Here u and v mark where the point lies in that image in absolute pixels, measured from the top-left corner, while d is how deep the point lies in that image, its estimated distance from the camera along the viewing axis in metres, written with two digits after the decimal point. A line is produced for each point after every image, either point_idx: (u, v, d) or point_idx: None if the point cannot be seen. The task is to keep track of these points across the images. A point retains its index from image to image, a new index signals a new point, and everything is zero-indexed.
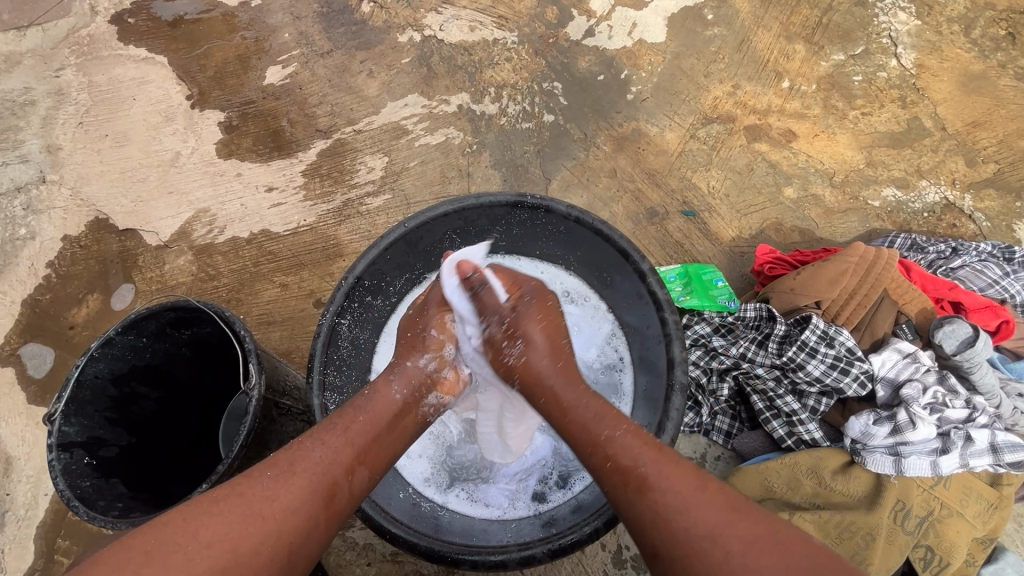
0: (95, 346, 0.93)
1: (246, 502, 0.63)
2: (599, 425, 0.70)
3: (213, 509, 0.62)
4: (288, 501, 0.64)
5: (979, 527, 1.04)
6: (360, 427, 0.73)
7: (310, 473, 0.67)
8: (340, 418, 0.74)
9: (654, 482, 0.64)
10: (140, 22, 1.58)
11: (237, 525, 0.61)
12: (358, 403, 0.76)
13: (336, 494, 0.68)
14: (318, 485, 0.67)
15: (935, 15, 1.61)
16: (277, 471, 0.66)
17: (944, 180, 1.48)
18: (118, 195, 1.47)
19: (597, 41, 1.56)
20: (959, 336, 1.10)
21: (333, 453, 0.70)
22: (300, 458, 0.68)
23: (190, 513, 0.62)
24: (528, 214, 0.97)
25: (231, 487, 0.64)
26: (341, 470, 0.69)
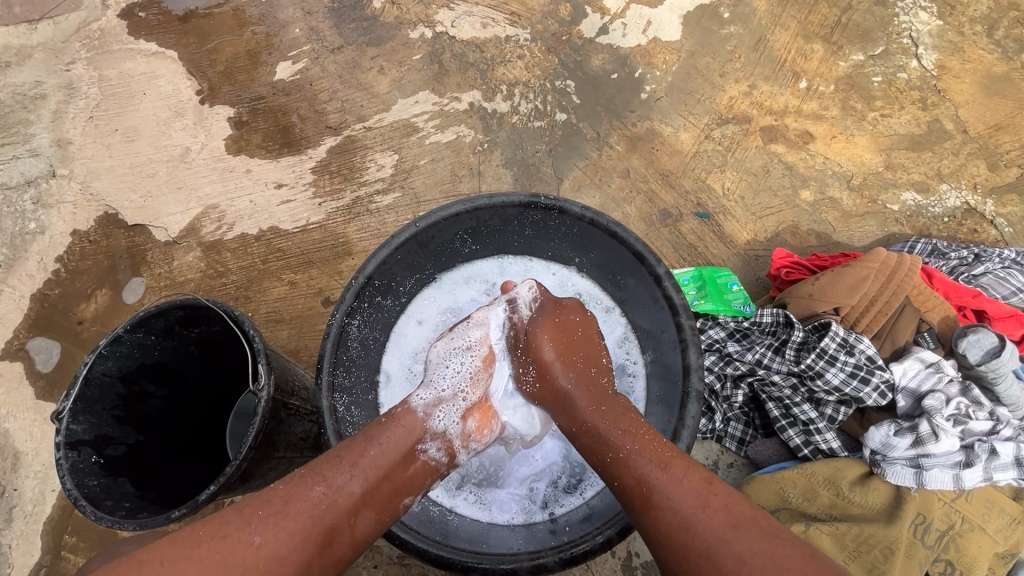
0: (104, 345, 0.92)
1: (229, 547, 0.62)
2: (614, 430, 0.75)
3: (191, 552, 0.61)
4: (275, 548, 0.63)
5: (1002, 542, 1.02)
6: (371, 463, 0.73)
7: (305, 516, 0.66)
8: (349, 450, 0.73)
9: (667, 489, 0.67)
10: (151, 17, 1.57)
11: (216, 571, 0.60)
12: (376, 434, 0.76)
13: (334, 540, 0.67)
14: (312, 530, 0.66)
15: (957, 15, 1.57)
16: (269, 512, 0.66)
17: (965, 184, 1.46)
18: (127, 190, 1.46)
19: (611, 39, 1.54)
20: (984, 346, 1.08)
21: (335, 494, 0.69)
22: (298, 496, 0.68)
23: (170, 554, 0.61)
24: (541, 214, 0.95)
25: (218, 526, 0.64)
26: (342, 514, 0.68)
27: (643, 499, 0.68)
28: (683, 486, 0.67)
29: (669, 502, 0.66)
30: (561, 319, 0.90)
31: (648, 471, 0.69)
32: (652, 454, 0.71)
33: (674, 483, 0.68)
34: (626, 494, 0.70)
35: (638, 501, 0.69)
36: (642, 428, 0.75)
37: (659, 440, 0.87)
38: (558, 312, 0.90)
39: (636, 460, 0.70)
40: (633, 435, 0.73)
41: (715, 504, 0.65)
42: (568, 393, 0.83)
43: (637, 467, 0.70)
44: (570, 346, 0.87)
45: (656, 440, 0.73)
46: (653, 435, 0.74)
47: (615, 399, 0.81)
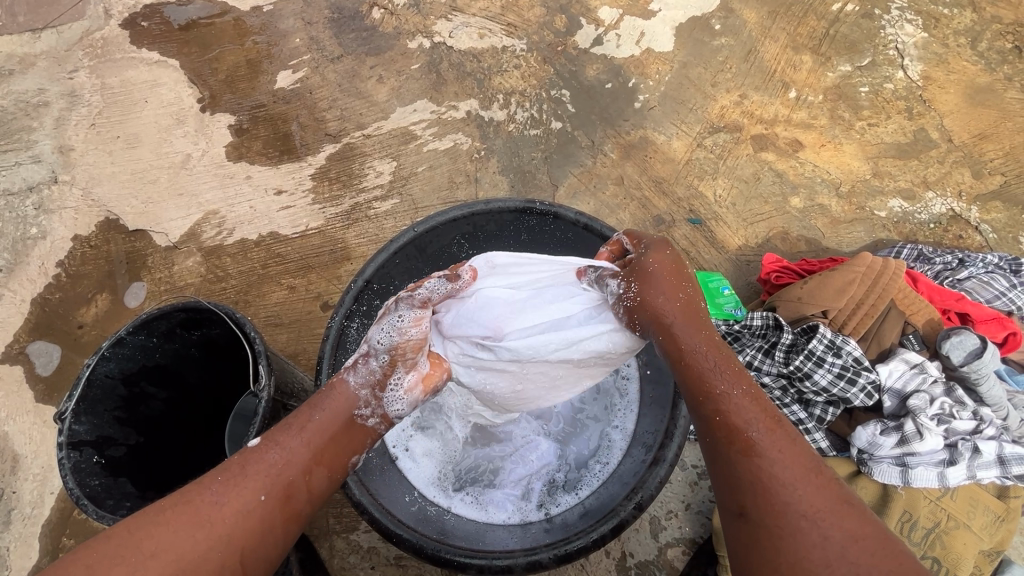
0: (107, 346, 0.94)
1: (194, 509, 0.61)
2: (715, 366, 0.68)
3: (158, 517, 0.60)
4: (239, 504, 0.62)
5: (986, 539, 1.04)
6: (318, 425, 0.70)
7: (262, 475, 0.65)
8: (295, 417, 0.71)
9: (769, 447, 0.61)
10: (153, 26, 1.60)
11: (184, 531, 0.59)
12: (315, 400, 0.72)
13: (292, 496, 0.65)
14: (271, 486, 0.64)
15: (941, 28, 1.62)
16: (227, 476, 0.64)
17: (950, 192, 1.49)
18: (129, 196, 1.48)
19: (605, 49, 1.58)
20: (966, 347, 1.10)
21: (288, 454, 0.67)
22: (254, 459, 0.66)
23: (136, 523, 0.60)
24: (536, 220, 0.98)
25: (180, 494, 0.62)
26: (298, 471, 0.66)
27: (738, 450, 0.61)
28: (783, 451, 0.61)
29: (768, 466, 0.59)
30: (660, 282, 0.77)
31: (752, 429, 0.62)
32: (757, 413, 0.64)
33: (774, 452, 0.60)
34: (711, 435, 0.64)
35: (733, 442, 0.62)
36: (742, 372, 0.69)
37: (651, 440, 0.89)
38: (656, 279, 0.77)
39: (739, 416, 0.63)
40: (738, 382, 0.67)
41: (812, 484, 0.58)
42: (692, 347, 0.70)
43: (736, 420, 0.63)
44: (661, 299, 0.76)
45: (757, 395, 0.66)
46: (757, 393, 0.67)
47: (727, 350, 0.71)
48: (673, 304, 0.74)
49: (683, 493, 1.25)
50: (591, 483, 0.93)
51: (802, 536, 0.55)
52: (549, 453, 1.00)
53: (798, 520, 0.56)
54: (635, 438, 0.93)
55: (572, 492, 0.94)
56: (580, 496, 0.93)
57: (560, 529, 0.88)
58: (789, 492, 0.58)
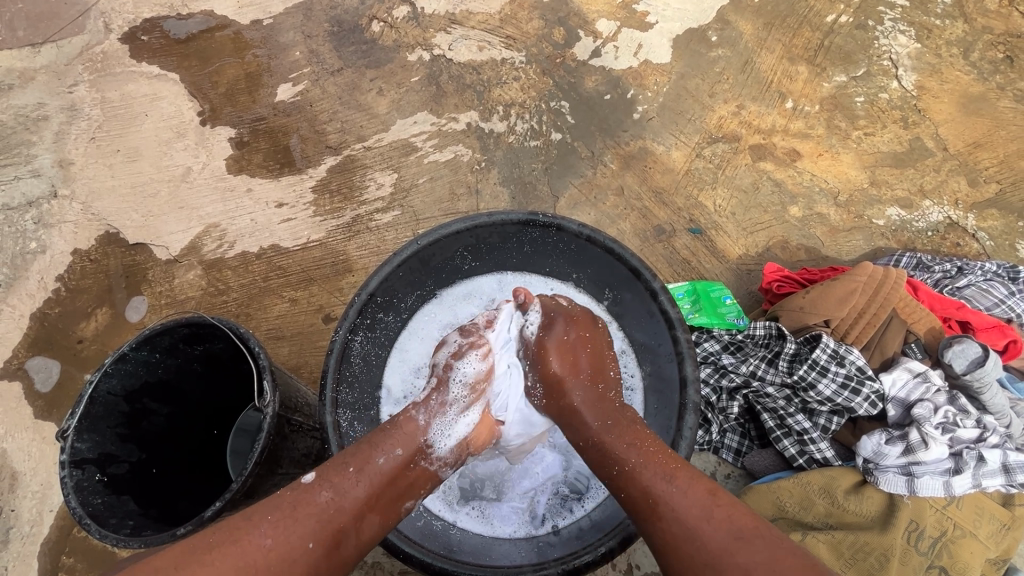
0: (109, 363, 0.94)
1: (242, 549, 0.64)
2: (621, 443, 0.77)
3: (207, 557, 0.63)
4: (288, 548, 0.66)
5: (992, 547, 1.04)
6: (377, 468, 0.75)
7: (312, 520, 0.69)
8: (354, 456, 0.75)
9: (674, 502, 0.70)
10: (154, 40, 1.61)
11: (232, 574, 0.63)
12: (378, 440, 0.78)
13: (341, 541, 0.70)
14: (320, 532, 0.69)
15: (934, 38, 1.64)
16: (279, 516, 0.68)
17: (946, 200, 1.51)
18: (129, 210, 1.48)
19: (603, 61, 1.59)
20: (968, 355, 1.11)
21: (340, 499, 0.71)
22: (305, 501, 0.70)
23: (184, 559, 0.63)
24: (539, 231, 0.98)
25: (229, 532, 0.66)
26: (348, 517, 0.71)
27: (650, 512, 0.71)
28: (686, 499, 0.70)
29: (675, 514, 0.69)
30: (571, 336, 0.90)
31: (652, 483, 0.72)
32: (658, 467, 0.73)
33: (679, 495, 0.70)
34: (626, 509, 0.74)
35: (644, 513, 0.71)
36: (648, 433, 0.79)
37: None
38: (568, 331, 0.90)
39: (640, 474, 0.73)
40: (632, 454, 0.76)
41: (718, 516, 0.68)
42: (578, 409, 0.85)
43: (643, 483, 0.72)
44: (578, 350, 0.89)
45: (659, 449, 0.76)
46: (659, 446, 0.76)
47: (623, 412, 0.82)
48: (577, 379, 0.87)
49: None
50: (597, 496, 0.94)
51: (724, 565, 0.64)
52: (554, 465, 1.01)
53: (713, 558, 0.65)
54: None
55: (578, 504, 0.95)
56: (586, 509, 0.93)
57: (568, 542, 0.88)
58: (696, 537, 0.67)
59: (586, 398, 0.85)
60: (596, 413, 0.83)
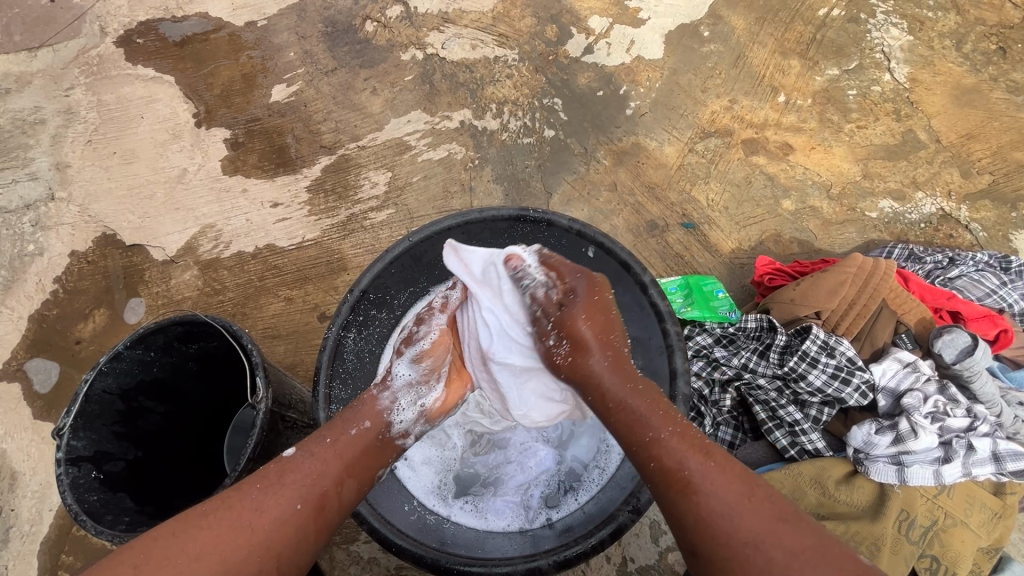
0: (104, 361, 0.94)
1: (235, 514, 0.65)
2: (647, 413, 0.73)
3: (200, 522, 0.64)
4: (276, 511, 0.67)
5: (984, 536, 1.05)
6: (351, 439, 0.77)
7: (298, 485, 0.70)
8: (329, 431, 0.77)
9: (705, 476, 0.67)
10: (149, 43, 1.62)
11: (226, 536, 0.63)
12: (346, 415, 0.80)
13: (325, 505, 0.70)
14: (306, 496, 0.69)
15: (927, 31, 1.64)
16: (265, 483, 0.69)
17: (940, 192, 1.51)
18: (126, 212, 1.49)
19: (596, 58, 1.60)
20: (958, 344, 1.11)
21: (322, 465, 0.72)
22: (290, 469, 0.71)
23: (179, 526, 0.64)
24: (530, 228, 0.99)
25: (219, 500, 0.66)
26: (331, 482, 0.72)
27: (678, 484, 0.67)
28: (719, 479, 0.66)
29: (707, 490, 0.66)
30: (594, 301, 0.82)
31: (685, 457, 0.68)
32: (691, 443, 0.70)
33: (709, 471, 0.67)
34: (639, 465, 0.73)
35: (677, 485, 0.67)
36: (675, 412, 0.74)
37: None
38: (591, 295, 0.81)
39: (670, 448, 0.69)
40: (668, 422, 0.72)
41: (757, 499, 0.65)
42: (599, 373, 0.78)
43: (673, 455, 0.69)
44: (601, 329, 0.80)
45: (683, 427, 0.72)
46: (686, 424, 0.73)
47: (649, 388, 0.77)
48: (597, 340, 0.80)
49: None
50: (590, 488, 0.94)
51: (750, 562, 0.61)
52: (548, 459, 1.00)
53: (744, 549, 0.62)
54: None
55: (572, 496, 0.95)
56: (580, 501, 0.93)
57: (561, 534, 0.88)
58: (728, 521, 0.64)
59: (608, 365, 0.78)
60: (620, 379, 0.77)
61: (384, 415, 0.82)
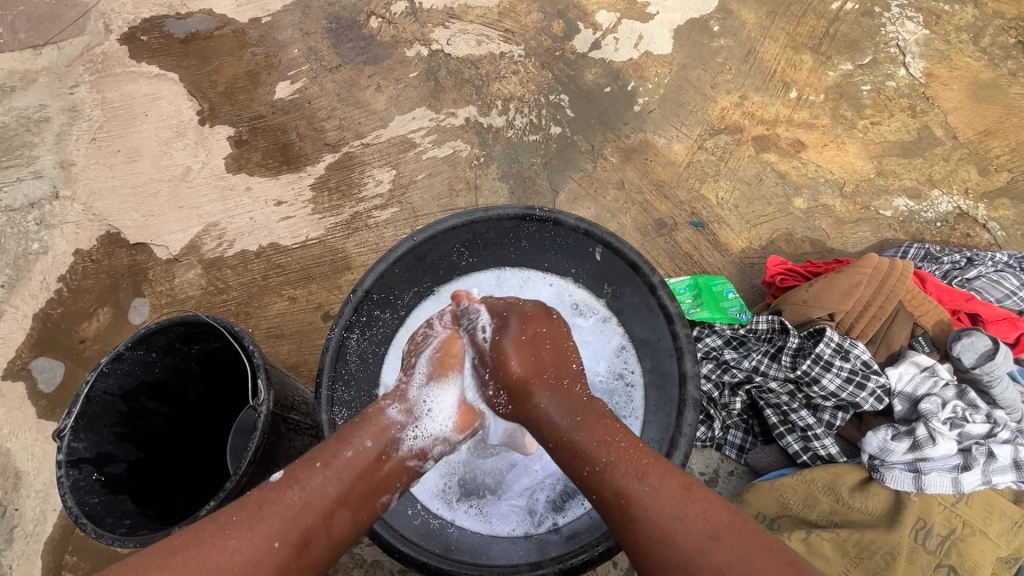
0: (105, 362, 0.93)
1: (206, 552, 0.62)
2: (592, 439, 0.72)
3: (167, 560, 0.61)
4: (252, 550, 0.63)
5: (1004, 546, 1.01)
6: (346, 463, 0.73)
7: (278, 518, 0.66)
8: (321, 453, 0.73)
9: (645, 500, 0.65)
10: (153, 40, 1.61)
11: None
12: (347, 433, 0.76)
13: (310, 541, 0.67)
14: (287, 532, 0.66)
15: (943, 24, 1.60)
16: (242, 517, 0.66)
17: (956, 189, 1.47)
18: (130, 210, 1.48)
19: (603, 53, 1.57)
20: (978, 349, 1.08)
21: (309, 495, 0.69)
22: (272, 500, 0.68)
23: (145, 564, 0.61)
24: (537, 226, 0.97)
25: (193, 535, 0.64)
26: (318, 515, 0.68)
27: (621, 513, 0.66)
28: (660, 496, 0.65)
29: (647, 513, 0.65)
30: (527, 336, 0.86)
31: (625, 482, 0.67)
32: (630, 463, 0.69)
33: (651, 492, 0.66)
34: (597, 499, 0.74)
35: (617, 513, 0.67)
36: (625, 435, 0.73)
37: (656, 449, 0.87)
38: (523, 328, 0.86)
39: (613, 472, 0.68)
40: (615, 444, 0.71)
41: (693, 513, 0.63)
42: (545, 412, 0.78)
43: (615, 480, 0.68)
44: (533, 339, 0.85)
45: (631, 443, 0.71)
46: (629, 441, 0.72)
47: (591, 407, 0.77)
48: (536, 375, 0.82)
49: None
50: None
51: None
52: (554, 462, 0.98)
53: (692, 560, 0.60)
54: None
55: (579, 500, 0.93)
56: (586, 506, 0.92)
57: (567, 541, 0.86)
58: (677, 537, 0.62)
59: (553, 397, 0.79)
60: (560, 407, 0.78)
61: (390, 430, 0.78)
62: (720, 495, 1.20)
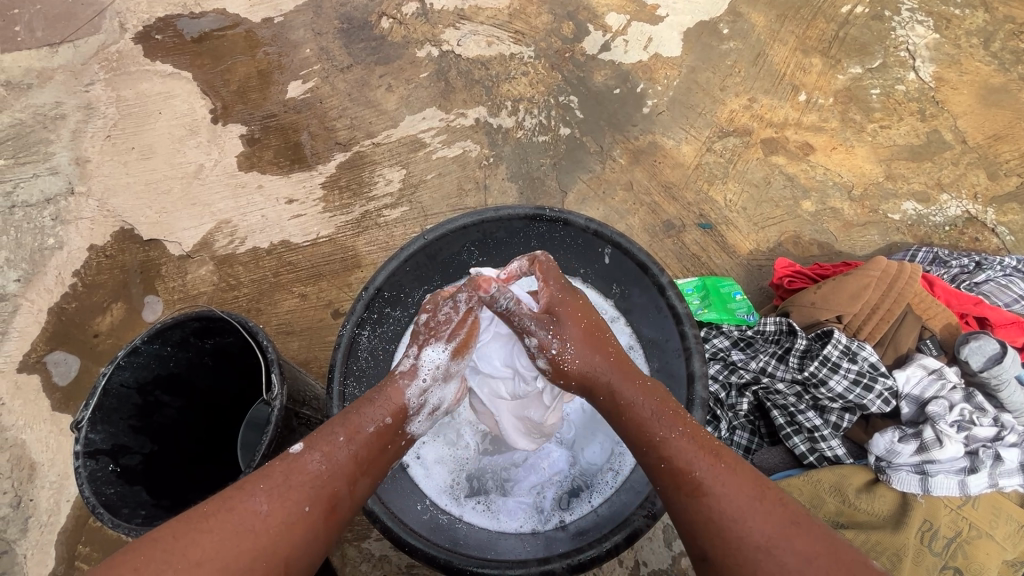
0: (122, 355, 0.95)
1: (238, 517, 0.64)
2: (654, 412, 0.73)
3: (202, 525, 0.63)
4: (284, 516, 0.66)
5: (1010, 549, 1.00)
6: (368, 435, 0.74)
7: (307, 486, 0.68)
8: (343, 426, 0.74)
9: (716, 479, 0.66)
10: (167, 39, 1.63)
11: (228, 541, 0.62)
12: (364, 409, 0.76)
13: (336, 506, 0.69)
14: (315, 498, 0.68)
15: (953, 29, 1.60)
16: (271, 485, 0.67)
17: (965, 194, 1.47)
18: (143, 206, 1.50)
19: (613, 55, 1.58)
20: (986, 352, 1.08)
21: (332, 465, 0.70)
22: (298, 470, 0.69)
23: (180, 529, 0.63)
24: (546, 226, 0.98)
25: (223, 501, 0.65)
26: (342, 482, 0.70)
27: (687, 484, 0.67)
28: (729, 479, 0.66)
29: (718, 494, 0.65)
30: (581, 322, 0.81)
31: (694, 459, 0.68)
32: (696, 444, 0.69)
33: (720, 474, 0.66)
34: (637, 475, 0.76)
35: (683, 487, 0.67)
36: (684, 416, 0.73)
37: None
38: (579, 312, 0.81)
39: (681, 448, 0.69)
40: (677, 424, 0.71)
41: (765, 501, 0.64)
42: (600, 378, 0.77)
43: (682, 455, 0.68)
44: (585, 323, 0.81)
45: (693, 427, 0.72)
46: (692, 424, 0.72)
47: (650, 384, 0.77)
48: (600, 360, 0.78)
49: None
50: (604, 491, 0.93)
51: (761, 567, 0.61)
52: (561, 460, 0.99)
53: (755, 553, 0.61)
54: None
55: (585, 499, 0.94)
56: (593, 504, 0.93)
57: (574, 538, 0.88)
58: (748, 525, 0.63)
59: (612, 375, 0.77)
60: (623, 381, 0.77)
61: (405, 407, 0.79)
62: None
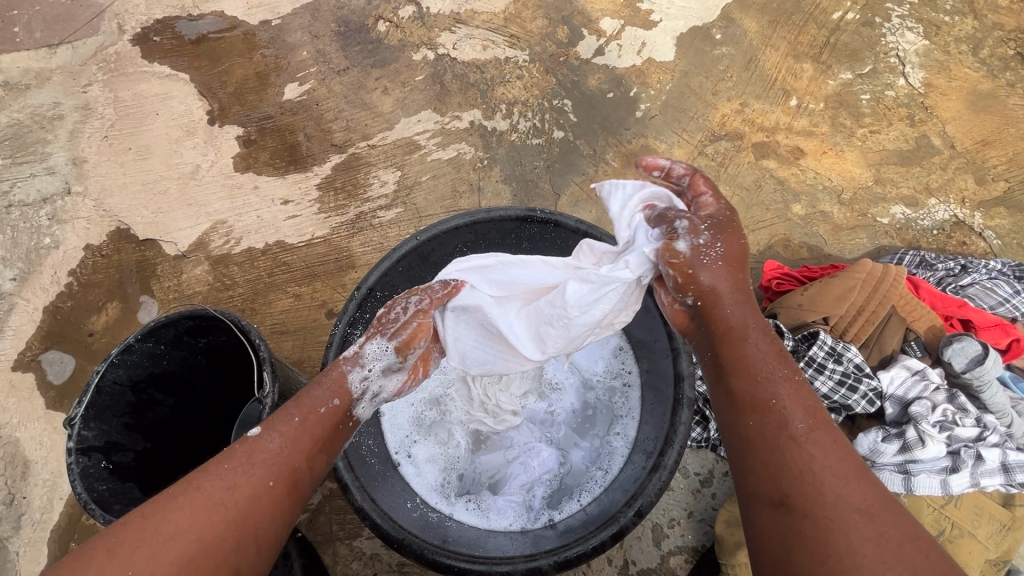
0: (116, 353, 0.96)
1: (205, 494, 0.64)
2: (763, 354, 0.71)
3: (171, 504, 0.63)
4: (249, 488, 0.66)
5: (992, 548, 1.03)
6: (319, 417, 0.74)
7: (268, 461, 0.69)
8: (296, 407, 0.74)
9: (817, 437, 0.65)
10: (165, 41, 1.64)
11: (200, 515, 0.63)
12: (313, 391, 0.76)
13: (297, 480, 0.70)
14: (278, 472, 0.68)
15: (943, 35, 1.62)
16: (233, 464, 0.67)
17: (953, 198, 1.49)
18: (140, 206, 1.51)
19: (606, 60, 1.59)
20: (968, 353, 1.10)
21: (289, 443, 0.70)
22: (258, 449, 0.69)
23: (148, 510, 0.63)
24: (538, 227, 0.99)
25: (185, 482, 0.65)
26: (301, 456, 0.71)
27: (784, 434, 0.66)
28: (828, 441, 0.65)
29: (814, 450, 0.64)
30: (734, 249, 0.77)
31: (799, 414, 0.67)
32: (802, 401, 0.68)
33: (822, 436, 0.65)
34: (724, 405, 0.72)
35: (781, 435, 0.66)
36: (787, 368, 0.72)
37: (651, 446, 0.89)
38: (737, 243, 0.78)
39: (788, 402, 0.67)
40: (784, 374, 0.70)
41: (863, 475, 0.63)
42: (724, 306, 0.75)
43: (785, 406, 0.67)
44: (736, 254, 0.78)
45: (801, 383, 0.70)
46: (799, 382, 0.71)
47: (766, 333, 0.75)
48: (731, 278, 0.75)
49: (685, 501, 1.24)
50: (593, 491, 0.94)
51: (853, 528, 0.59)
52: (550, 459, 1.00)
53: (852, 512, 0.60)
54: (636, 445, 0.94)
55: (574, 499, 0.95)
56: (582, 504, 0.93)
57: (561, 535, 0.88)
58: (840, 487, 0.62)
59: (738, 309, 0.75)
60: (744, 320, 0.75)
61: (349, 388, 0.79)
62: (714, 496, 1.24)
